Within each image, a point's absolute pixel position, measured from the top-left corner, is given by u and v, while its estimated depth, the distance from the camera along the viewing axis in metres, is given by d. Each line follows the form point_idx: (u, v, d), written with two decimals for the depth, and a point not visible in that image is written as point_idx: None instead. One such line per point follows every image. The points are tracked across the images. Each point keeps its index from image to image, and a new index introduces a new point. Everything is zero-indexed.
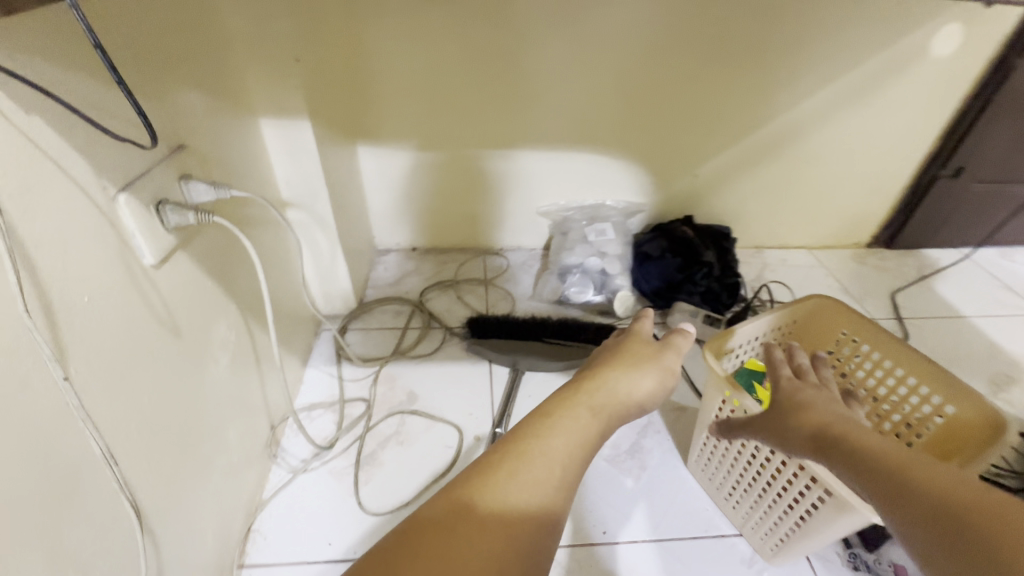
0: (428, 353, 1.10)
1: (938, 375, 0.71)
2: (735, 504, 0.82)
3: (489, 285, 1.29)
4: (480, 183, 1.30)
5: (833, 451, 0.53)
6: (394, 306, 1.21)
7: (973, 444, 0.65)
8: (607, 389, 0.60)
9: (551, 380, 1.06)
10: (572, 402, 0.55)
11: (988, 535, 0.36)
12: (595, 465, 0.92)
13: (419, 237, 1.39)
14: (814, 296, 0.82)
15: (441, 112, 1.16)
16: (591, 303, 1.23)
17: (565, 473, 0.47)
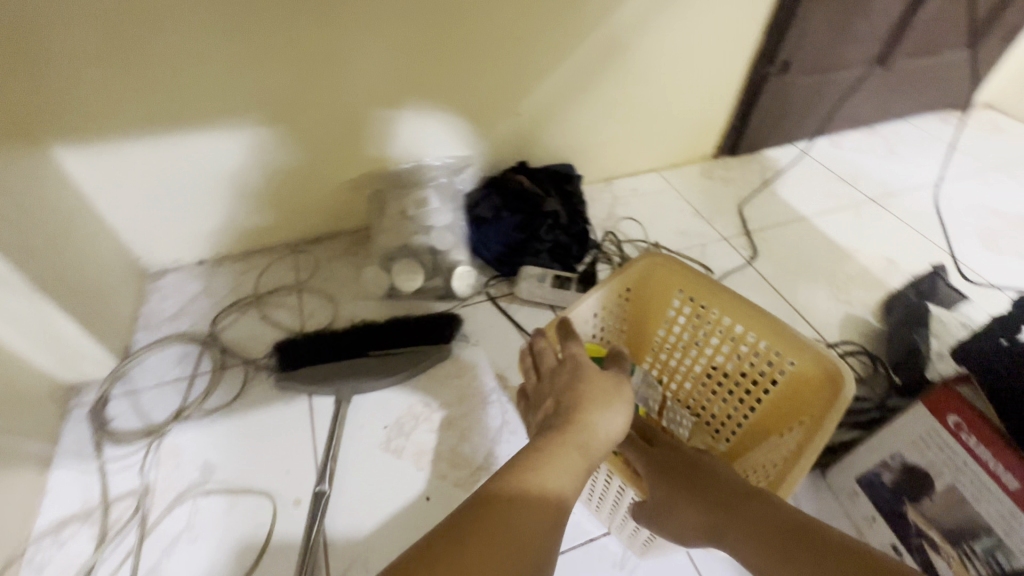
0: (227, 403, 0.87)
1: (773, 327, 0.63)
2: (597, 508, 0.73)
3: (303, 291, 1.05)
4: (258, 169, 1.00)
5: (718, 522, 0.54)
6: (177, 349, 0.94)
7: (821, 401, 0.59)
8: (591, 423, 0.54)
9: (386, 400, 0.88)
10: (558, 438, 0.52)
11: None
12: (446, 495, 0.78)
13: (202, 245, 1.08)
14: (637, 259, 0.70)
15: (158, 88, 0.83)
16: (427, 288, 1.04)
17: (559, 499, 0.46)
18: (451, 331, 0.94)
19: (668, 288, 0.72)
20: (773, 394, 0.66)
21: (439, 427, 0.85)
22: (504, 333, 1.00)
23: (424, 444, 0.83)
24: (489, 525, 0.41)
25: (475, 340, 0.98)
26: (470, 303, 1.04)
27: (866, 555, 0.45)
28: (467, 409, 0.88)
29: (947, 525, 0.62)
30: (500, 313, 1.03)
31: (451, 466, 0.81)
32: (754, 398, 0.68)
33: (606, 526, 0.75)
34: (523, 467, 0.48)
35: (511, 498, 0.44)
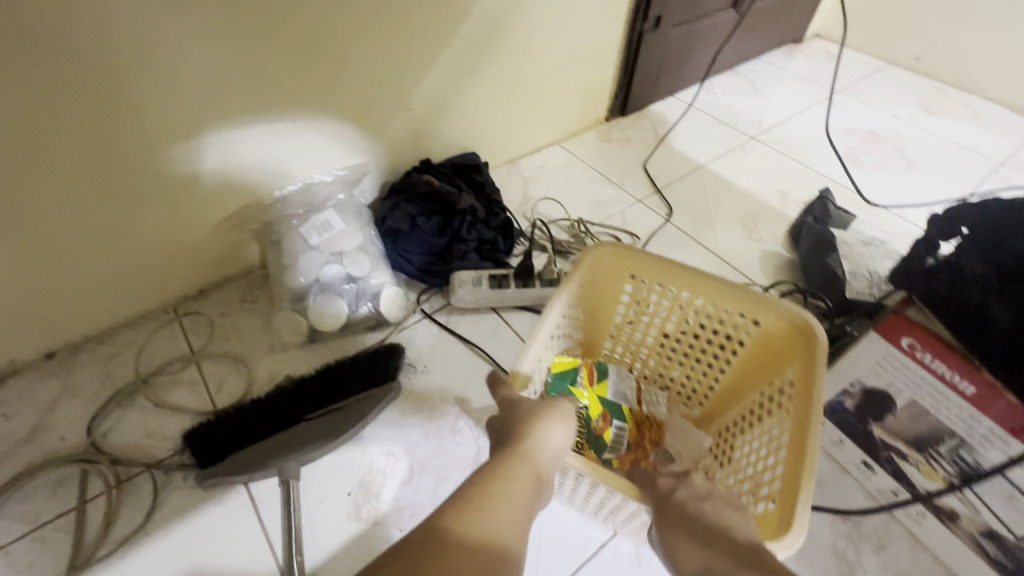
0: (139, 527, 0.69)
1: (739, 294, 0.63)
2: (602, 516, 0.69)
3: (201, 360, 0.87)
4: (102, 223, 0.80)
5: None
6: (47, 477, 0.73)
7: (796, 355, 0.61)
8: (519, 474, 0.51)
9: (340, 462, 0.76)
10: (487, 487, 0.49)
11: None
12: None
13: (47, 334, 0.85)
14: (586, 252, 0.65)
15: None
16: (354, 321, 0.92)
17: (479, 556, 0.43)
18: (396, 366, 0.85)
19: (620, 272, 0.68)
20: (745, 354, 0.67)
21: (411, 475, 0.76)
22: (453, 350, 0.91)
23: (400, 499, 0.74)
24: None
25: (422, 365, 0.89)
26: (406, 326, 0.94)
27: None
28: (436, 445, 0.80)
29: (912, 436, 0.67)
30: (442, 329, 0.94)
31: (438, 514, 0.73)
32: (726, 360, 0.69)
33: (612, 529, 0.72)
34: (445, 516, 0.45)
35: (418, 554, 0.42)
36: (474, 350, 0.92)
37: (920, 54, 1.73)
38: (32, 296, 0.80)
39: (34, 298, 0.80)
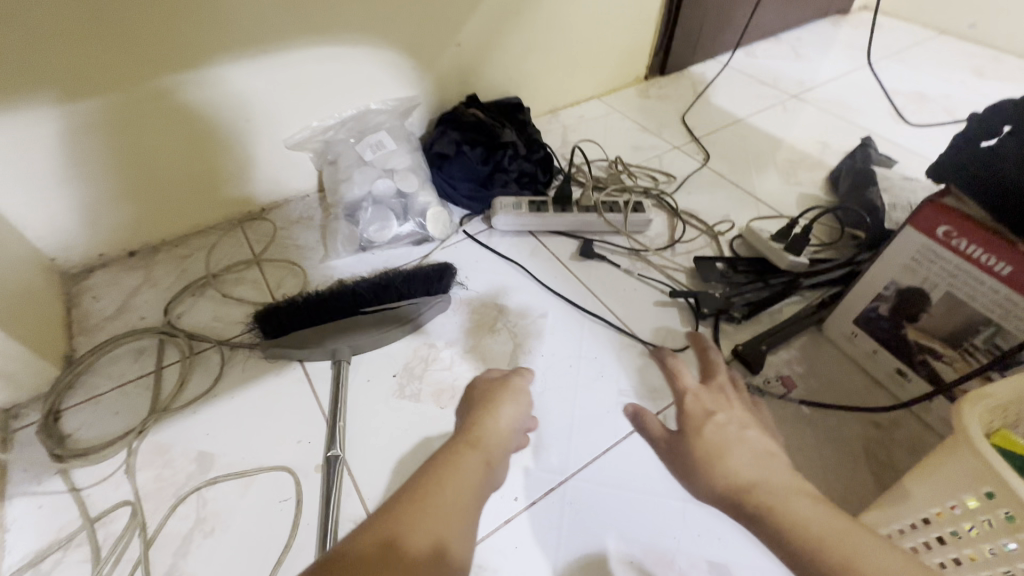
0: (208, 390, 0.76)
1: None
2: None
3: (263, 263, 0.95)
4: (188, 126, 0.87)
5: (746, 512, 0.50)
6: (128, 346, 0.81)
7: None
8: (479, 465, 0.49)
9: (387, 349, 0.83)
10: (451, 479, 0.46)
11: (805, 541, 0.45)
12: None
13: (131, 234, 0.94)
14: None
15: (76, 29, 0.70)
16: (400, 236, 0.98)
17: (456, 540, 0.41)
18: (445, 285, 0.87)
19: None
20: None
21: (452, 363, 0.81)
22: (493, 264, 0.96)
23: (442, 382, 0.79)
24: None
25: (465, 279, 0.94)
26: (450, 244, 1.00)
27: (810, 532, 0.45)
28: (476, 341, 0.85)
29: (946, 332, 0.68)
30: (482, 248, 0.99)
31: None
32: None
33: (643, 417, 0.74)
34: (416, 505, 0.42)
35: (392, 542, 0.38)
36: (512, 267, 0.96)
37: (973, 22, 1.69)
38: (119, 194, 0.88)
39: (127, 198, 0.89)
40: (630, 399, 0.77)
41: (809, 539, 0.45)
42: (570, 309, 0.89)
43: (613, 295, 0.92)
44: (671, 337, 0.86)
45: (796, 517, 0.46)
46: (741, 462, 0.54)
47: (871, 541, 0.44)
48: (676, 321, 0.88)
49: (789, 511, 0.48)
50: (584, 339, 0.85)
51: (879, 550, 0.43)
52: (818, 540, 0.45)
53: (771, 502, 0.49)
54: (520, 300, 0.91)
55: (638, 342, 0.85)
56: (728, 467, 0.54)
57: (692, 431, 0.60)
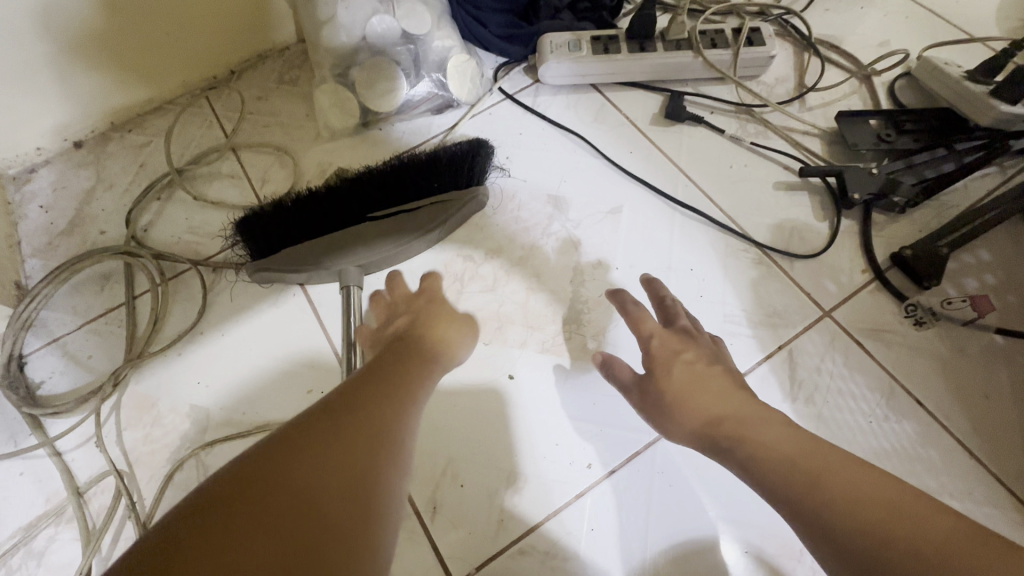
0: (191, 327, 0.61)
1: None
2: None
3: (241, 150, 0.72)
4: None
5: (719, 446, 0.43)
6: (90, 271, 0.65)
7: None
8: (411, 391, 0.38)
9: (410, 266, 0.63)
10: (361, 424, 0.34)
11: (790, 471, 0.39)
12: (536, 366, 0.56)
13: (56, 68, 0.64)
14: None
15: None
16: (414, 103, 0.71)
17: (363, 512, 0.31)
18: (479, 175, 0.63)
19: None
20: None
21: (494, 283, 0.61)
22: (543, 137, 0.69)
23: (483, 309, 0.60)
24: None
25: (505, 160, 0.68)
26: (482, 110, 0.72)
27: (833, 478, 0.38)
28: (525, 250, 0.63)
29: None
30: (528, 113, 0.71)
31: (531, 327, 0.59)
32: None
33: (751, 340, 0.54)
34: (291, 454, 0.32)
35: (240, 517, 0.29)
36: (565, 140, 0.69)
37: None
38: (53, 58, 0.62)
39: (62, 48, 0.62)
40: (741, 328, 0.56)
41: (779, 471, 0.39)
42: (656, 200, 0.64)
43: (717, 176, 0.65)
44: (800, 237, 0.61)
45: (767, 443, 0.41)
46: (712, 395, 0.45)
47: (846, 459, 0.39)
48: (807, 213, 0.62)
49: (765, 439, 0.41)
50: (674, 245, 0.61)
51: (850, 466, 0.38)
52: (793, 468, 0.39)
53: (744, 431, 0.42)
54: (582, 189, 0.66)
55: (751, 246, 0.61)
56: (699, 403, 0.45)
57: (662, 370, 0.49)
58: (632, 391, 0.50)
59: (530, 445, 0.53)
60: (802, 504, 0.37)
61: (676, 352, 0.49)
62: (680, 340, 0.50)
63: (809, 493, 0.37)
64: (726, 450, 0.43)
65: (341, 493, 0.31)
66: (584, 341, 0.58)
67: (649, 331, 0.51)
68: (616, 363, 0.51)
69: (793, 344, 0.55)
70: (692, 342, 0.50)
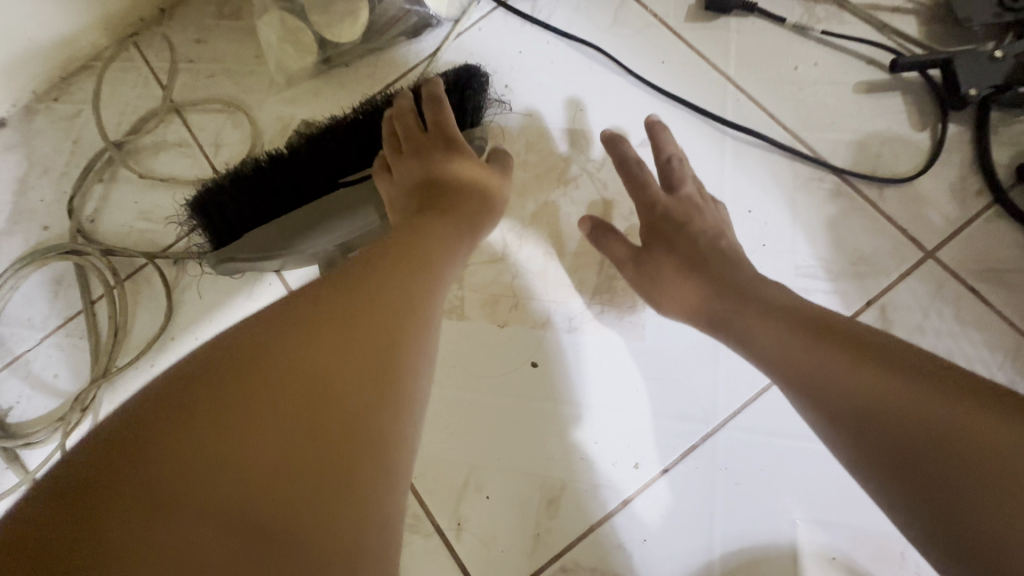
0: (159, 333, 0.53)
1: None
2: None
3: (185, 110, 0.60)
4: None
5: (719, 316, 0.39)
6: (36, 276, 0.56)
7: None
8: (417, 294, 0.34)
9: None
10: (356, 311, 0.32)
11: (791, 339, 0.35)
12: (566, 347, 0.47)
13: None
14: None
15: None
16: (383, 27, 0.56)
17: (352, 447, 0.29)
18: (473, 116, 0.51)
19: None
20: None
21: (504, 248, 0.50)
22: (549, 54, 0.55)
23: (492, 282, 0.49)
24: (153, 520, 0.26)
25: (502, 93, 0.54)
26: (468, 26, 0.56)
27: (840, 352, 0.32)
28: (539, 205, 0.51)
29: None
30: (526, 23, 0.56)
31: (554, 301, 0.48)
32: None
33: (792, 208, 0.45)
34: (274, 360, 0.30)
35: (207, 408, 0.28)
36: (576, 61, 0.54)
37: None
38: None
39: None
40: (816, 282, 0.45)
41: (775, 335, 0.35)
42: (700, 124, 0.50)
43: (776, 85, 0.51)
44: (890, 156, 0.47)
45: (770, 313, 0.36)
46: (714, 266, 0.41)
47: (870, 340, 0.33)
48: (899, 122, 0.48)
49: (769, 296, 0.38)
50: (725, 180, 0.49)
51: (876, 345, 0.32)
52: (796, 323, 0.35)
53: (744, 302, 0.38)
54: (603, 120, 0.52)
55: (828, 174, 0.47)
56: (701, 273, 0.41)
57: (665, 242, 0.44)
58: (627, 267, 0.45)
59: (564, 446, 0.45)
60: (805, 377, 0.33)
61: (686, 227, 0.43)
62: (686, 211, 0.44)
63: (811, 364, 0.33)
64: (726, 322, 0.38)
65: (327, 427, 0.29)
66: (620, 312, 0.47)
67: (655, 200, 0.45)
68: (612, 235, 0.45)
69: (885, 299, 0.44)
70: (698, 212, 0.44)
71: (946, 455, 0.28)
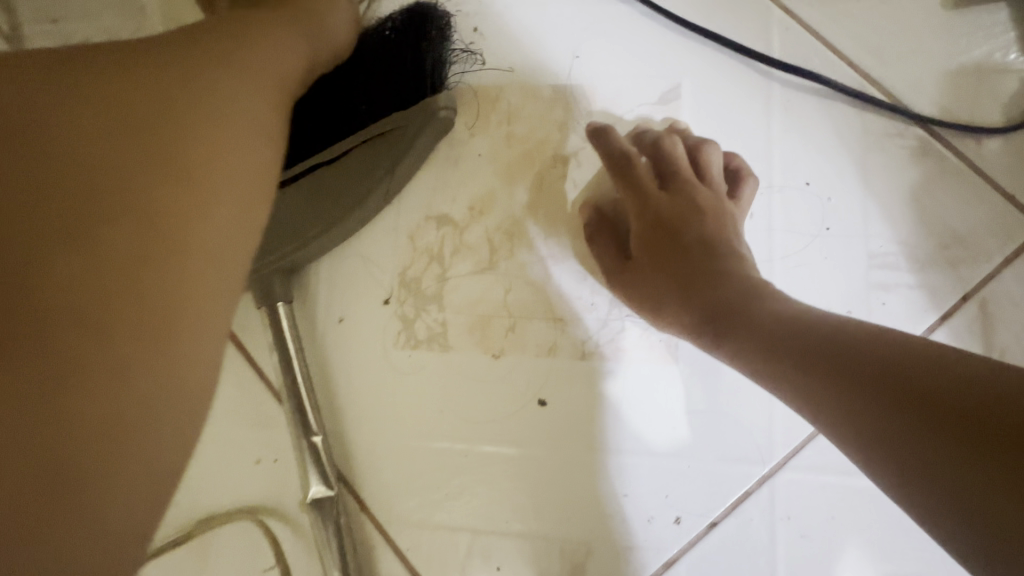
0: None
1: None
2: None
3: None
4: None
5: (721, 320, 0.29)
6: None
7: None
8: (249, 130, 0.26)
9: (357, 247, 0.40)
10: (177, 137, 0.23)
11: (803, 336, 0.26)
12: (579, 376, 0.37)
13: None
14: None
15: None
16: None
17: (171, 344, 0.21)
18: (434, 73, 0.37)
19: None
20: None
21: (490, 252, 0.39)
22: None
23: (480, 298, 0.39)
24: None
25: (472, 40, 0.41)
26: None
27: (878, 353, 0.24)
28: (533, 193, 0.39)
29: None
30: None
31: (560, 320, 0.38)
32: None
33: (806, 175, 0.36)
34: (70, 188, 0.21)
35: None
36: None
37: None
38: None
39: None
40: (894, 273, 0.35)
41: (779, 330, 0.27)
42: (736, 64, 0.38)
43: (837, 4, 0.38)
44: (993, 95, 0.36)
45: (772, 312, 0.28)
46: (723, 269, 0.31)
47: (917, 344, 0.23)
48: (1002, 44, 0.36)
49: (765, 309, 0.28)
50: (773, 143, 0.37)
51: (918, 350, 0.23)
52: (783, 338, 0.26)
53: (741, 300, 0.29)
54: (609, 69, 0.39)
55: (908, 127, 0.36)
56: (707, 278, 0.30)
57: (666, 246, 0.32)
58: (614, 276, 0.36)
59: (587, 502, 0.36)
60: (820, 376, 0.24)
61: (697, 225, 0.32)
62: (686, 217, 0.33)
63: (830, 366, 0.24)
64: (728, 327, 0.29)
65: (147, 278, 0.21)
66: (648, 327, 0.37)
67: (644, 203, 0.33)
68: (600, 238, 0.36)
69: (986, 292, 0.34)
70: (702, 218, 0.32)
71: (973, 499, 0.19)
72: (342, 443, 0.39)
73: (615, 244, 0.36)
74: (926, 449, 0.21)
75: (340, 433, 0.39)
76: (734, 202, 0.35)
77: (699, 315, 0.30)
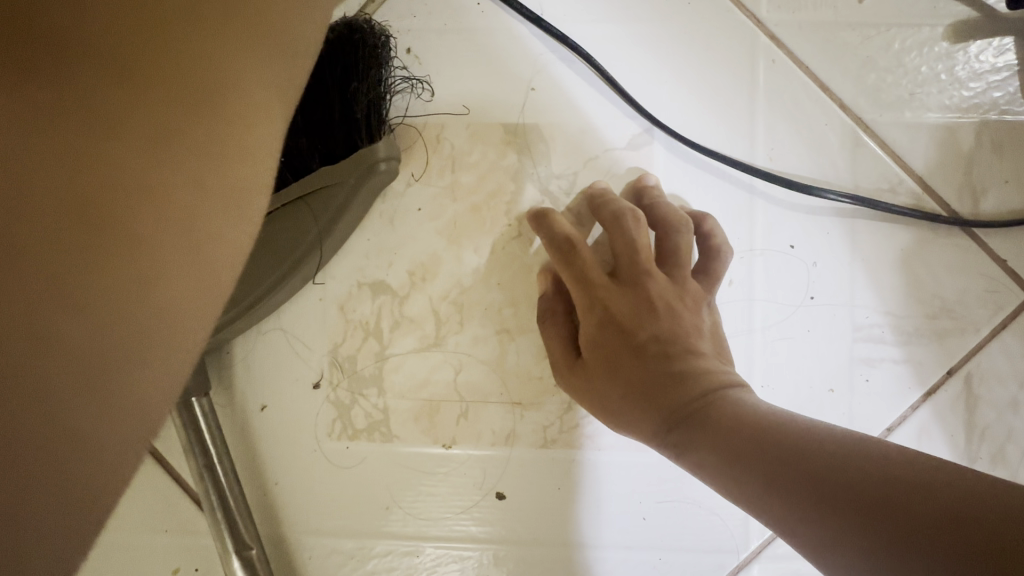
0: None
1: None
2: None
3: None
4: None
5: (680, 430, 0.26)
6: None
7: None
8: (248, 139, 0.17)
9: (277, 321, 0.34)
10: (165, 98, 0.15)
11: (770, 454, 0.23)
12: (542, 465, 0.33)
13: None
14: None
15: None
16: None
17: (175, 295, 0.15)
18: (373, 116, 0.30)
19: None
20: None
21: (434, 326, 0.34)
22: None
23: (425, 379, 0.34)
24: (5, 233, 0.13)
25: (406, 64, 0.34)
26: None
27: (847, 478, 0.20)
28: (484, 256, 0.33)
29: None
30: None
31: (519, 404, 0.33)
32: None
33: (784, 239, 0.32)
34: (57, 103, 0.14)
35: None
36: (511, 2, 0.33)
37: None
38: None
39: None
40: (878, 346, 0.32)
41: (743, 446, 0.24)
42: (713, 107, 0.33)
43: (830, 33, 0.33)
44: (992, 147, 0.32)
45: (739, 422, 0.25)
46: (686, 373, 0.27)
47: (883, 464, 0.20)
48: (1001, 85, 0.32)
49: (730, 418, 0.25)
50: (754, 197, 0.33)
51: (886, 470, 0.19)
52: (744, 462, 0.23)
53: (707, 410, 0.26)
54: (571, 104, 0.33)
55: (897, 181, 0.32)
56: (669, 384, 0.27)
57: (618, 344, 0.29)
58: (564, 364, 0.31)
59: None
60: (789, 511, 0.21)
61: (656, 319, 0.29)
62: (640, 313, 0.29)
63: (799, 501, 0.21)
64: (688, 439, 0.26)
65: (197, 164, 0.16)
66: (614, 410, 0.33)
67: (594, 297, 0.29)
68: (551, 319, 0.31)
69: (970, 366, 0.32)
70: (657, 313, 0.29)
71: None
72: (272, 547, 0.34)
73: (566, 327, 0.31)
74: (883, 547, 0.18)
75: (269, 538, 0.34)
76: (702, 278, 0.31)
77: (658, 423, 0.27)
